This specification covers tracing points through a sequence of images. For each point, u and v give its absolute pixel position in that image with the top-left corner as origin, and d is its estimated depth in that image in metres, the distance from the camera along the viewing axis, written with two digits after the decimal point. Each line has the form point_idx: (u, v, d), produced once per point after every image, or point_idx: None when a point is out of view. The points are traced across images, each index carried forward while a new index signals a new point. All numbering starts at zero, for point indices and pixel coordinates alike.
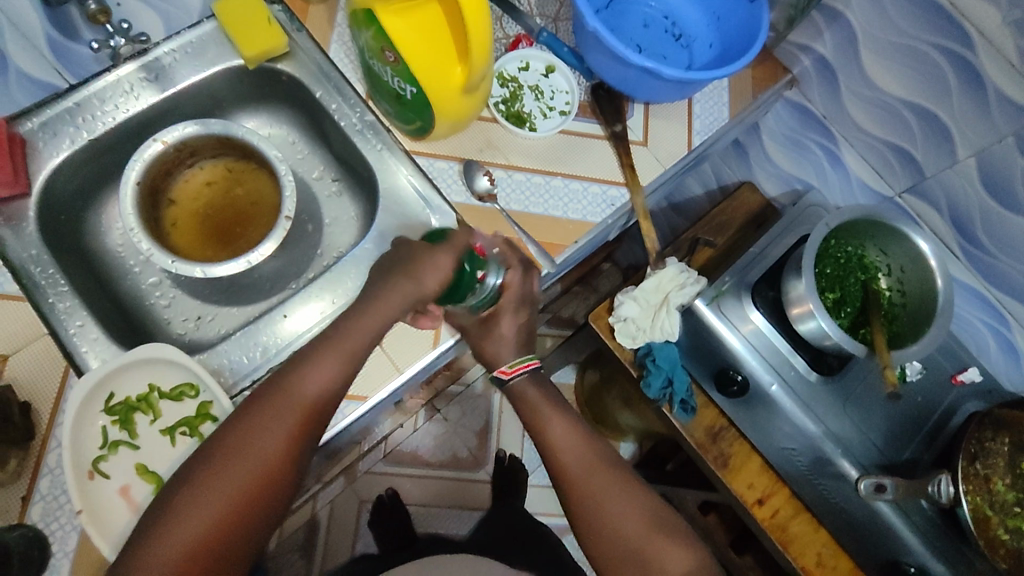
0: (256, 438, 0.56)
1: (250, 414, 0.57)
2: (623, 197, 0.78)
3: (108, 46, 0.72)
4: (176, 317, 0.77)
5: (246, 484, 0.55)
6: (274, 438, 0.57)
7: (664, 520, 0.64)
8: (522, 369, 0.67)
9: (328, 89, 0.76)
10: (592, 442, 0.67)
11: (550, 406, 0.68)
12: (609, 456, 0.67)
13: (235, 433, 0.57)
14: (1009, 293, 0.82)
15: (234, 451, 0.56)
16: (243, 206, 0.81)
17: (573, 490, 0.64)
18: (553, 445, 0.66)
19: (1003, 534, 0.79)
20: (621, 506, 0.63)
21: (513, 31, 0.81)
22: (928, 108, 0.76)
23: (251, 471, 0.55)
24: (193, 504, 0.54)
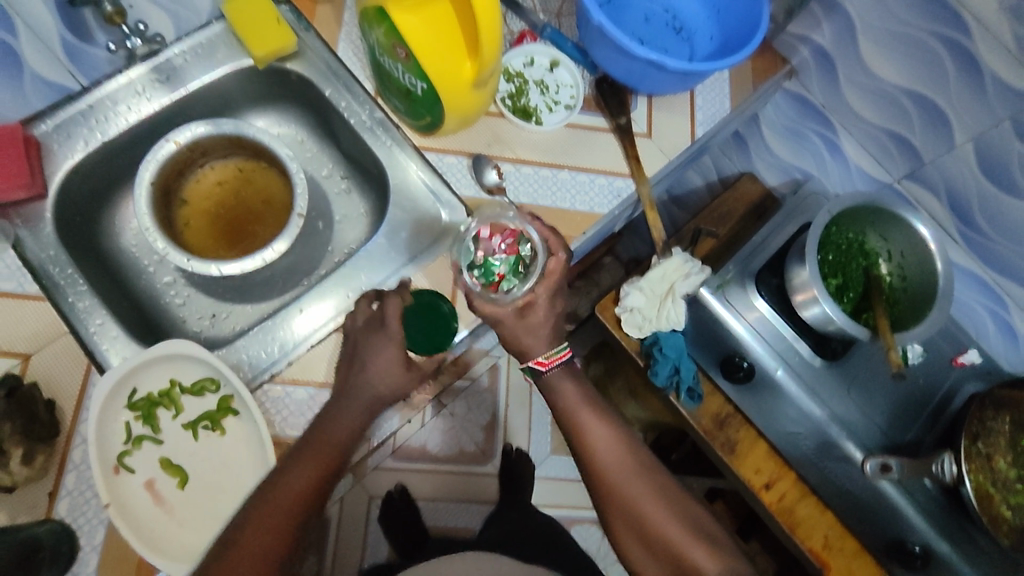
0: (293, 477, 0.60)
1: (295, 453, 0.61)
2: (630, 187, 0.80)
3: (124, 47, 0.72)
4: (191, 315, 0.78)
5: (280, 520, 0.59)
6: (307, 477, 0.60)
7: (701, 523, 0.68)
8: (560, 359, 0.68)
9: (337, 87, 0.78)
10: (630, 446, 0.70)
11: (584, 408, 0.70)
12: (647, 458, 0.70)
13: (278, 472, 0.60)
14: (1006, 276, 0.84)
15: (276, 488, 0.59)
16: (253, 204, 0.82)
17: (611, 492, 0.68)
18: (588, 446, 0.69)
19: (1005, 511, 0.81)
20: (658, 511, 0.67)
21: (517, 27, 0.83)
22: (926, 96, 0.78)
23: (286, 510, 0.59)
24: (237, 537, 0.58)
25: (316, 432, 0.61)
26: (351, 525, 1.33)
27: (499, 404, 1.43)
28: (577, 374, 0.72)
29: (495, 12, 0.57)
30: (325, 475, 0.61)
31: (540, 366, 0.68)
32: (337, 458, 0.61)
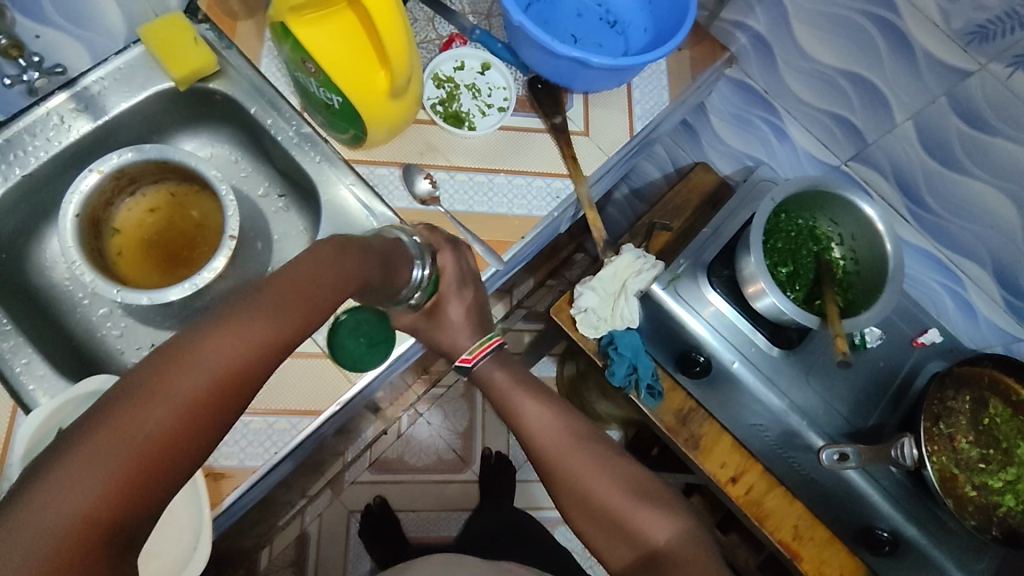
0: (166, 408, 0.39)
1: (152, 379, 0.40)
2: (568, 188, 0.78)
3: (21, 81, 0.69)
4: (130, 347, 0.76)
5: (192, 407, 0.40)
6: (245, 351, 0.43)
7: (646, 487, 0.66)
8: (484, 350, 0.70)
9: (262, 105, 0.76)
10: (567, 421, 0.69)
11: (516, 389, 0.71)
12: (588, 432, 0.69)
13: (131, 403, 0.39)
14: (958, 252, 0.83)
15: (132, 425, 0.38)
16: (189, 230, 0.81)
17: (555, 470, 0.67)
18: (528, 429, 0.69)
19: (970, 491, 0.81)
20: (602, 480, 0.65)
21: (447, 31, 0.81)
22: (861, 74, 0.76)
23: (151, 453, 0.38)
24: (64, 494, 0.35)
25: (272, 295, 0.45)
26: (332, 539, 1.35)
27: (475, 409, 1.44)
28: (508, 362, 0.73)
29: (396, 15, 0.56)
30: (267, 354, 0.44)
31: (466, 362, 0.69)
32: (288, 334, 0.45)
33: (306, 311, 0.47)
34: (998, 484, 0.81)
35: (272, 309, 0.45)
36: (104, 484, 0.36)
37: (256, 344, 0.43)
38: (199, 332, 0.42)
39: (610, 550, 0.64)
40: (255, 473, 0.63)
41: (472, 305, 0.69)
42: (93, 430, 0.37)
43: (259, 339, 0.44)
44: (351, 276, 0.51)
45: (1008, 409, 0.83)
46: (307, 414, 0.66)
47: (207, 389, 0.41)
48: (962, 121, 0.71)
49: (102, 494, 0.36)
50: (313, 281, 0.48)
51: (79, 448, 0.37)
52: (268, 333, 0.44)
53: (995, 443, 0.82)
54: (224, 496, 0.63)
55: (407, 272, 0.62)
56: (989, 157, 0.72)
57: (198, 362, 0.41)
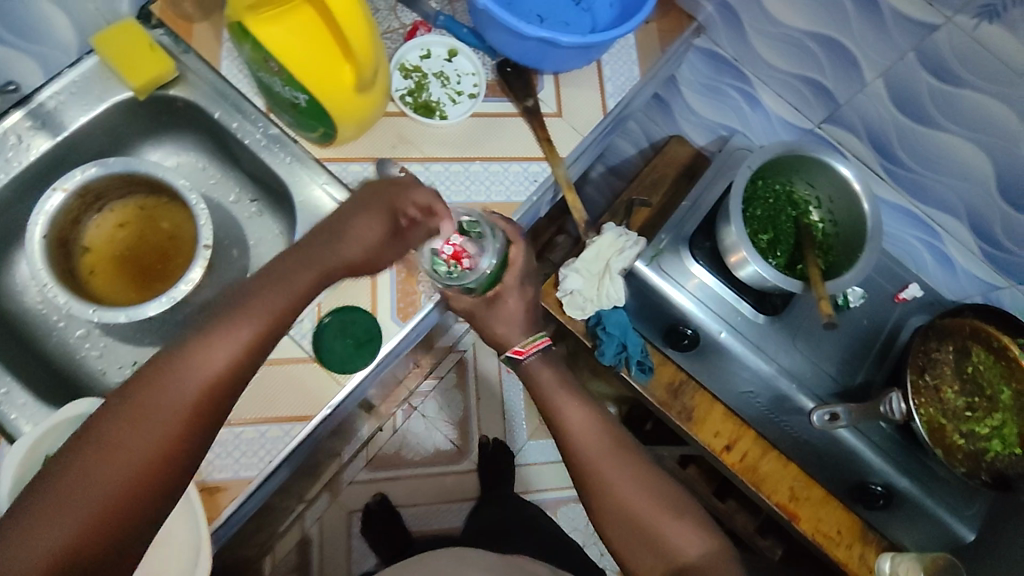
0: (128, 452, 0.46)
1: (111, 427, 0.46)
2: (545, 171, 0.77)
3: None
4: (111, 366, 0.74)
5: (176, 418, 0.48)
6: (220, 365, 0.50)
7: (674, 497, 0.65)
8: (536, 346, 0.72)
9: (226, 109, 0.74)
10: (604, 424, 0.69)
11: (559, 390, 0.71)
12: (623, 436, 0.69)
13: (98, 446, 0.45)
14: (933, 206, 0.84)
15: (101, 465, 0.45)
16: (161, 243, 0.79)
17: (586, 470, 0.66)
18: (567, 431, 0.69)
19: (958, 439, 0.82)
20: (632, 487, 0.65)
21: (410, 19, 0.80)
22: (830, 36, 0.75)
23: (125, 487, 0.45)
24: (44, 532, 0.43)
25: (240, 310, 0.53)
26: (335, 540, 1.35)
27: (469, 400, 1.44)
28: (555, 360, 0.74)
29: (357, 5, 0.55)
30: (237, 368, 0.51)
31: (518, 355, 0.71)
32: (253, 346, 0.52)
33: (256, 339, 0.53)
34: (986, 430, 0.83)
35: (220, 344, 0.51)
36: (84, 518, 0.44)
37: (206, 380, 0.50)
38: (151, 375, 0.49)
39: (630, 556, 0.64)
40: (250, 484, 0.63)
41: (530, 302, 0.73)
42: (64, 474, 0.44)
43: (208, 375, 0.50)
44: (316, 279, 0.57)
45: (990, 357, 0.85)
46: (298, 420, 0.65)
47: (166, 426, 0.48)
48: (931, 76, 0.71)
49: (83, 527, 0.43)
50: (281, 295, 0.55)
51: (53, 489, 0.44)
52: (216, 368, 0.50)
53: (980, 391, 0.84)
54: (223, 508, 0.62)
55: (369, 225, 0.59)
56: (961, 110, 0.72)
57: (156, 403, 0.48)
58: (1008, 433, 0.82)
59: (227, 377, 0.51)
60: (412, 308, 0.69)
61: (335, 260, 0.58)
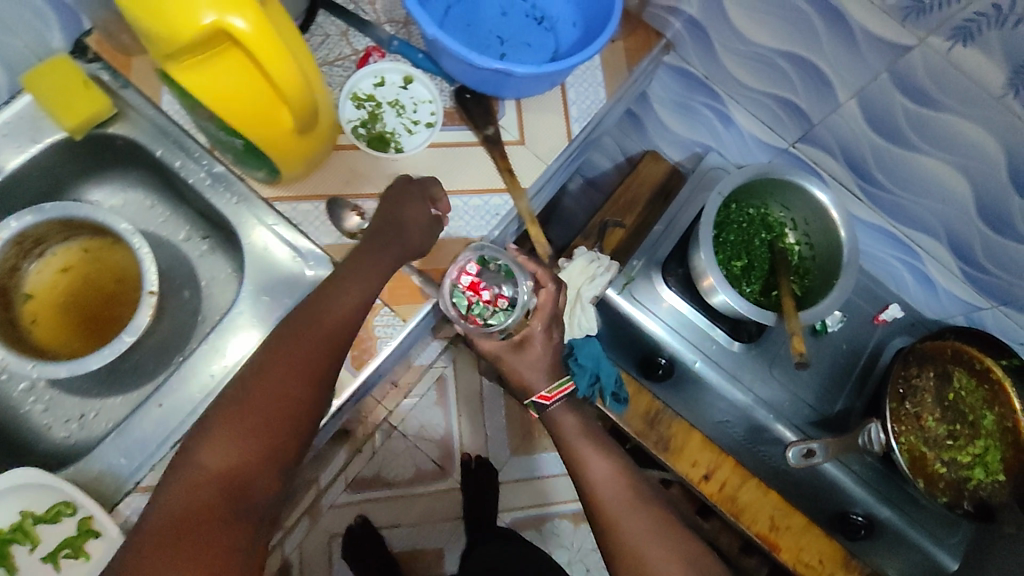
0: (270, 378, 0.55)
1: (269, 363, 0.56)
2: (507, 203, 0.74)
3: None
4: (57, 421, 0.72)
5: (315, 354, 0.57)
6: (346, 307, 0.60)
7: (703, 563, 0.62)
8: (562, 391, 0.73)
9: (168, 146, 0.70)
10: (632, 483, 0.68)
11: (581, 437, 0.72)
12: (651, 497, 0.67)
13: (250, 382, 0.55)
14: (912, 227, 0.81)
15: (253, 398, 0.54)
16: (108, 286, 0.76)
17: (612, 530, 0.64)
18: (592, 481, 0.68)
19: (940, 467, 0.81)
20: (659, 549, 0.62)
21: (363, 45, 0.75)
22: (802, 56, 0.72)
23: (267, 415, 0.54)
24: (211, 453, 0.52)
25: (359, 262, 0.63)
26: (315, 565, 1.32)
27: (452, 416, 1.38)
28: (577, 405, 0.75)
29: (277, 44, 0.49)
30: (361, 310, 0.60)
31: (544, 400, 0.72)
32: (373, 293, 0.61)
33: (366, 292, 0.61)
34: (967, 458, 0.81)
35: (341, 296, 0.60)
36: (238, 442, 0.53)
37: (333, 325, 0.59)
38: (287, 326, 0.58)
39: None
40: None
41: (557, 346, 0.74)
42: (228, 405, 0.54)
43: (334, 322, 0.59)
44: (410, 241, 0.66)
45: (972, 380, 0.82)
46: None
47: (302, 368, 0.56)
48: (905, 97, 0.68)
49: (242, 449, 0.52)
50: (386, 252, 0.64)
51: (219, 418, 0.53)
52: (342, 314, 0.59)
53: (962, 418, 0.82)
54: None
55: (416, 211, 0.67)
56: (936, 132, 0.69)
57: (291, 345, 0.57)
58: (990, 461, 0.80)
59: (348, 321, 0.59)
60: (368, 356, 0.66)
61: (405, 245, 0.66)
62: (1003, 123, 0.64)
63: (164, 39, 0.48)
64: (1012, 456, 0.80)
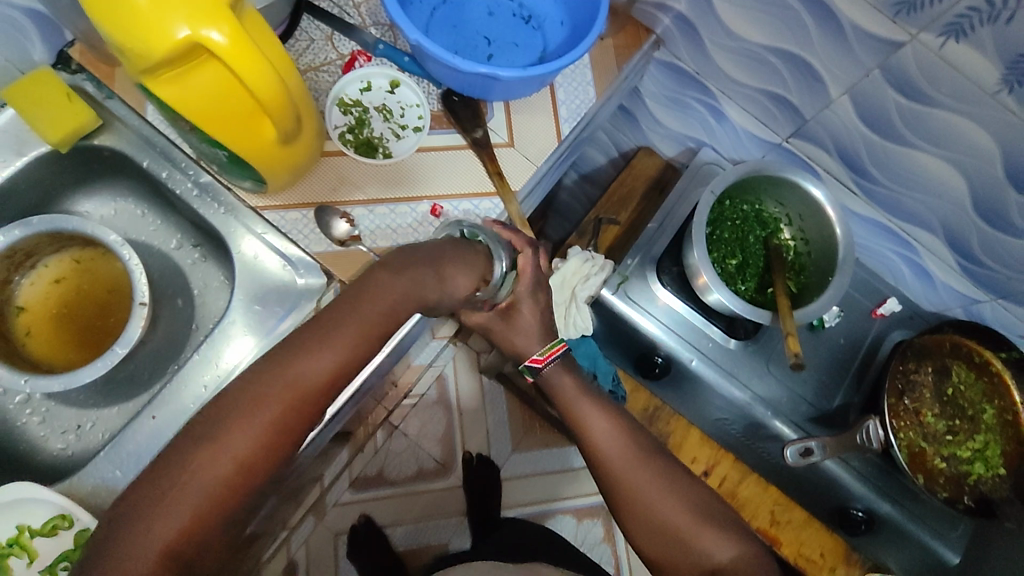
0: (229, 434, 0.45)
1: (226, 417, 0.45)
2: (498, 207, 0.73)
3: None
4: (54, 432, 0.71)
5: (283, 412, 0.47)
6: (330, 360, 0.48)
7: (710, 509, 0.62)
8: (556, 352, 0.67)
9: (155, 157, 0.70)
10: (631, 436, 0.65)
11: (580, 395, 0.67)
12: (654, 448, 0.65)
13: (197, 448, 0.44)
14: (909, 221, 0.80)
15: (197, 469, 0.44)
16: (99, 296, 0.76)
17: (617, 485, 0.62)
18: (591, 436, 0.65)
19: (940, 463, 0.81)
20: (667, 500, 0.61)
21: (348, 49, 0.75)
22: (792, 51, 0.71)
23: (211, 493, 0.44)
24: (145, 525, 0.42)
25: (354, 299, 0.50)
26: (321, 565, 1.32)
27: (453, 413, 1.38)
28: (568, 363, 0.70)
29: (255, 54, 0.49)
30: (350, 362, 0.49)
31: (537, 363, 0.66)
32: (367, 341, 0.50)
33: (359, 345, 0.50)
34: (967, 453, 0.80)
35: (325, 351, 0.49)
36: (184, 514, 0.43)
37: (304, 386, 0.48)
38: (223, 411, 0.46)
39: (667, 566, 0.60)
40: None
41: (545, 309, 0.67)
42: (165, 476, 0.44)
43: (309, 384, 0.48)
44: (418, 293, 0.52)
45: (971, 374, 0.82)
46: None
47: (264, 429, 0.46)
48: (898, 94, 0.67)
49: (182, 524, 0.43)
50: (379, 301, 0.50)
51: (152, 490, 0.43)
52: (320, 375, 0.48)
53: (961, 413, 0.82)
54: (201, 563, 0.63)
55: (466, 277, 0.57)
56: (930, 129, 0.68)
57: (251, 408, 0.46)
58: (991, 455, 0.80)
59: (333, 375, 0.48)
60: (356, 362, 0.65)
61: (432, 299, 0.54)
62: (998, 120, 0.63)
63: (138, 55, 0.48)
64: (1012, 449, 0.79)
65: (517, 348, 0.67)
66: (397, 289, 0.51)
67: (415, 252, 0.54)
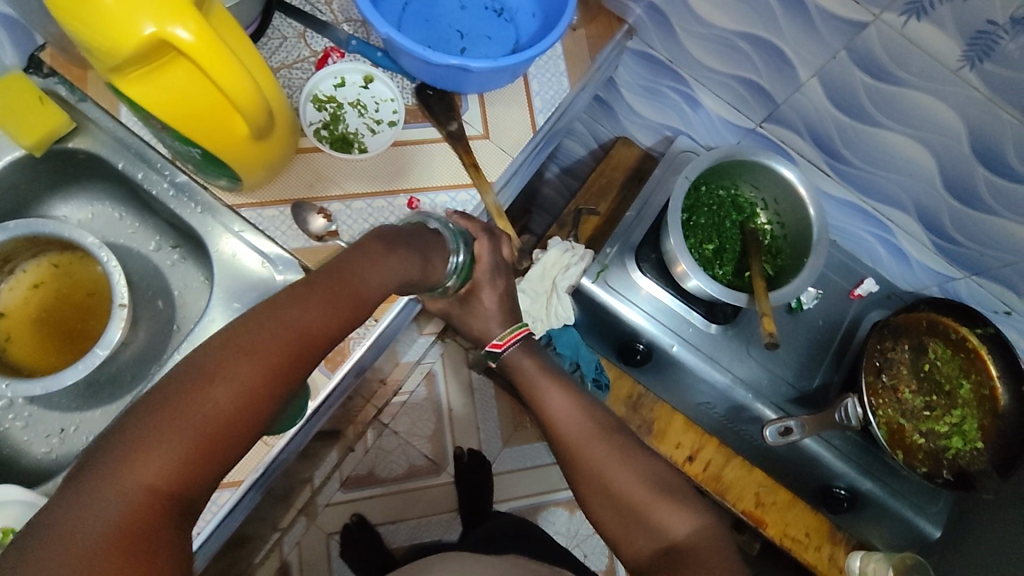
0: (231, 379, 0.43)
1: (225, 360, 0.43)
2: (474, 198, 0.74)
3: None
4: (37, 437, 0.71)
5: (282, 361, 0.45)
6: (329, 319, 0.49)
7: (666, 482, 0.63)
8: (515, 336, 0.70)
9: (130, 158, 0.70)
10: (589, 412, 0.67)
11: (543, 373, 0.70)
12: (612, 423, 0.67)
13: (196, 386, 0.42)
14: (882, 201, 0.81)
15: (195, 407, 0.41)
16: (79, 300, 0.76)
17: (573, 463, 0.65)
18: (552, 416, 0.68)
19: (918, 438, 0.82)
20: (621, 474, 0.62)
21: (321, 46, 0.75)
22: (761, 36, 0.71)
23: (206, 432, 0.42)
24: (136, 466, 0.39)
25: (349, 265, 0.52)
26: (314, 565, 1.32)
27: (442, 409, 1.39)
28: (536, 351, 0.72)
29: (222, 52, 0.49)
30: (344, 325, 0.50)
31: (496, 348, 0.70)
32: (360, 306, 0.51)
33: (353, 304, 0.51)
34: (945, 428, 0.82)
35: (324, 302, 0.49)
36: (177, 457, 0.40)
37: (305, 334, 0.47)
38: (220, 353, 0.44)
39: (624, 541, 0.62)
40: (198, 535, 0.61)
41: (504, 294, 0.71)
42: (161, 411, 0.41)
43: (309, 332, 0.47)
44: (399, 269, 0.55)
45: (947, 350, 0.83)
46: (227, 487, 0.63)
47: (264, 377, 0.44)
48: (865, 74, 0.68)
49: (176, 468, 0.40)
50: (372, 272, 0.53)
51: (144, 423, 0.40)
52: (320, 326, 0.48)
53: (938, 388, 0.83)
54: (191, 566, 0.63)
55: (440, 262, 0.63)
56: (899, 108, 0.69)
57: (254, 350, 0.44)
58: (968, 429, 0.81)
59: (328, 334, 0.49)
60: (341, 357, 0.67)
61: (415, 281, 0.59)
62: (961, 96, 0.64)
63: (104, 51, 0.48)
64: (989, 422, 0.81)
65: (483, 334, 0.71)
66: (387, 264, 0.54)
67: (397, 235, 0.58)
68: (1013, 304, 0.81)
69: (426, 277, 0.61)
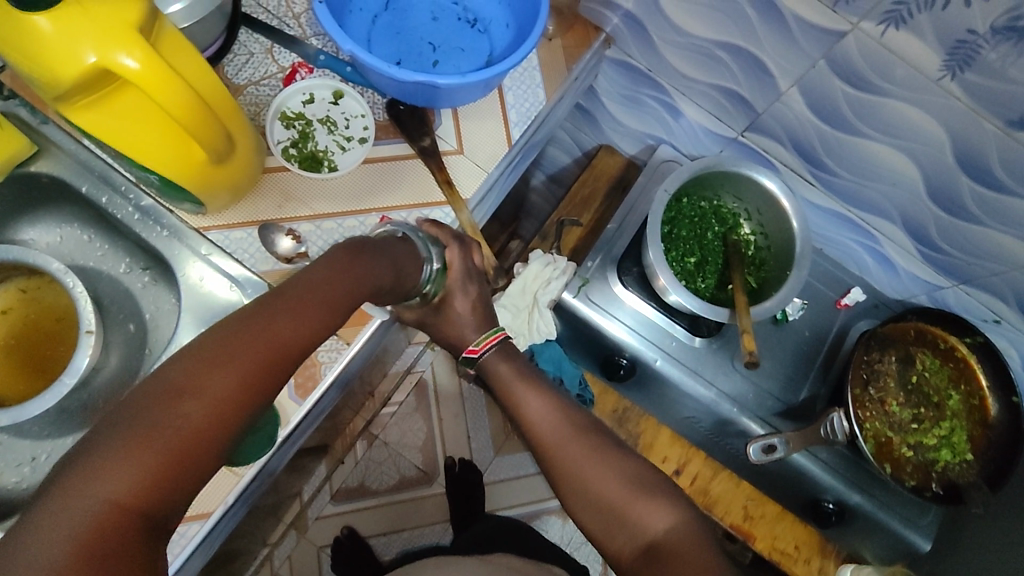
0: (199, 389, 0.41)
1: (193, 370, 0.42)
2: (448, 215, 0.72)
3: None
4: (8, 466, 0.69)
5: (252, 370, 0.44)
6: (300, 326, 0.47)
7: (646, 477, 0.61)
8: (491, 341, 0.69)
9: (95, 182, 0.69)
10: (568, 414, 0.66)
11: (518, 380, 0.68)
12: (590, 424, 0.65)
13: (165, 398, 0.40)
14: (865, 210, 0.80)
15: (165, 420, 0.40)
16: (47, 325, 0.74)
17: (554, 466, 0.63)
18: (530, 420, 0.66)
19: (906, 452, 0.81)
20: (602, 472, 0.61)
21: (288, 61, 0.73)
22: (737, 44, 0.69)
23: (178, 444, 0.40)
24: (104, 479, 0.37)
25: (319, 273, 0.51)
26: None
27: (433, 420, 1.39)
28: (513, 355, 0.71)
29: (169, 78, 0.46)
30: (317, 332, 0.49)
31: (473, 353, 0.68)
32: (332, 313, 0.50)
33: (324, 312, 0.49)
34: (934, 441, 0.81)
35: (294, 310, 0.48)
36: (149, 469, 0.38)
37: (275, 343, 0.46)
38: (189, 365, 0.42)
39: (608, 538, 0.59)
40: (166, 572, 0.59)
41: (478, 301, 0.70)
42: (129, 424, 0.39)
43: (281, 341, 0.46)
44: (370, 276, 0.54)
45: (936, 361, 0.82)
46: (195, 518, 0.60)
47: (235, 385, 0.43)
48: (845, 84, 0.66)
49: (147, 480, 0.38)
50: (343, 279, 0.52)
51: (111, 437, 0.38)
52: (291, 334, 0.47)
53: (926, 400, 0.82)
54: None
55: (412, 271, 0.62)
56: (881, 118, 0.67)
57: (223, 360, 0.43)
58: (957, 441, 0.80)
59: (300, 342, 0.47)
60: (312, 383, 0.65)
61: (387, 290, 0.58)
62: (944, 106, 0.62)
63: (45, 81, 0.47)
64: (978, 433, 0.80)
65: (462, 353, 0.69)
66: (357, 272, 0.53)
67: (367, 245, 0.57)
68: (1003, 313, 0.79)
69: (399, 286, 0.60)
